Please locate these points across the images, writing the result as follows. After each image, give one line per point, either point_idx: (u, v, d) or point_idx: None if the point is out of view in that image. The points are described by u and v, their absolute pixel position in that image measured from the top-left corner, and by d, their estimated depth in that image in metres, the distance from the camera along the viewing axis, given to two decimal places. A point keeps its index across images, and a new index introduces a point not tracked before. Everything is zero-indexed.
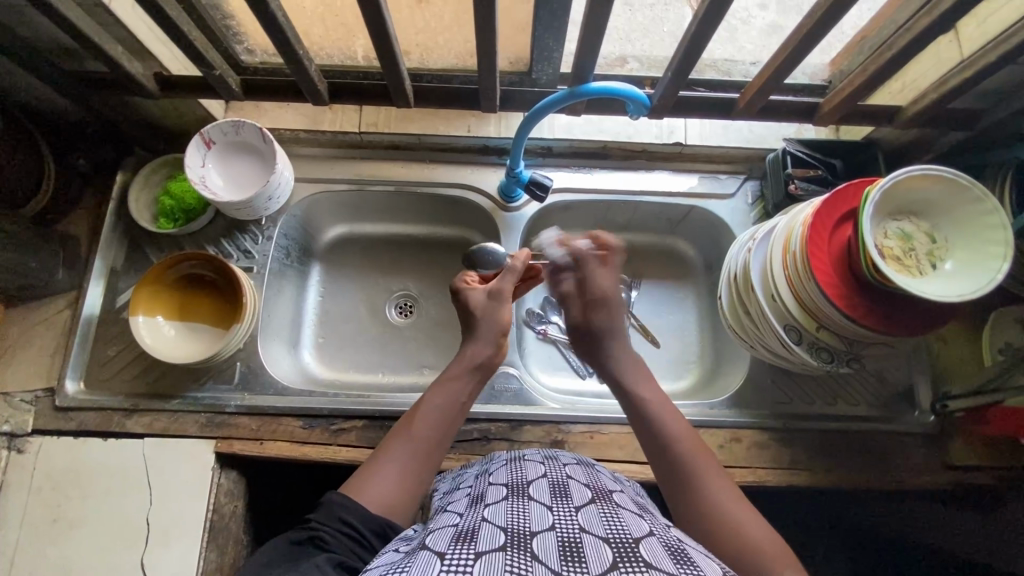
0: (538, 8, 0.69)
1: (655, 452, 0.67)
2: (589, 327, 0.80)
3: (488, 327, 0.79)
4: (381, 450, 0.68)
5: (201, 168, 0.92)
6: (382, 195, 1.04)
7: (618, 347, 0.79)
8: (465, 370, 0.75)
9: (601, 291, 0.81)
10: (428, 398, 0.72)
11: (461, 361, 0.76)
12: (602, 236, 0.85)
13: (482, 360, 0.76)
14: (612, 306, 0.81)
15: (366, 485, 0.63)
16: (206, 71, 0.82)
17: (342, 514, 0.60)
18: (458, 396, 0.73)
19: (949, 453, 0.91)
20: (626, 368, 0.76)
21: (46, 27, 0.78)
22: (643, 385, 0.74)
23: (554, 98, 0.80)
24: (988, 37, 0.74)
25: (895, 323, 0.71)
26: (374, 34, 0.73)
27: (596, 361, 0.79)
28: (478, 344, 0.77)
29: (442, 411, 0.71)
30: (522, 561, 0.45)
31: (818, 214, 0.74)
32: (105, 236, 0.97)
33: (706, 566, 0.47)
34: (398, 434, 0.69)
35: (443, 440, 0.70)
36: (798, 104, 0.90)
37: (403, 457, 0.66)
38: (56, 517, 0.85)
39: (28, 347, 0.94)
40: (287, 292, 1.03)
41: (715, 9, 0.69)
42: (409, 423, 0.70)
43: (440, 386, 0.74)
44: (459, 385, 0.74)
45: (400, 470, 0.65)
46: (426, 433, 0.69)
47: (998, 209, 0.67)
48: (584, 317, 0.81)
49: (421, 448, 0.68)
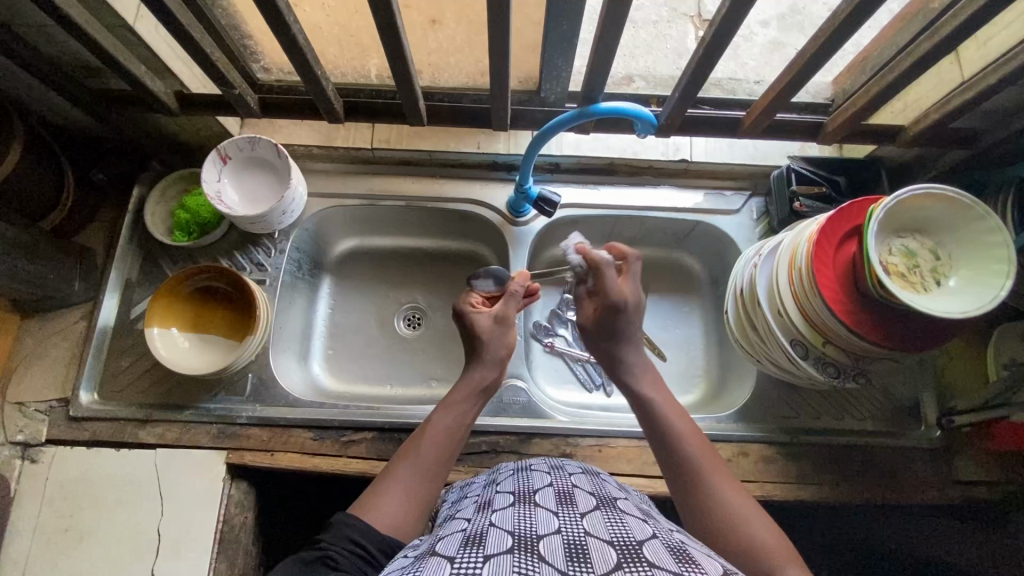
0: (549, 31, 0.72)
1: (664, 452, 0.68)
2: (606, 328, 0.79)
3: (495, 352, 0.79)
4: (391, 469, 0.69)
5: (218, 183, 0.94)
6: (392, 209, 1.06)
7: (632, 351, 0.79)
8: (472, 394, 0.76)
9: (618, 297, 0.78)
10: (436, 419, 0.73)
11: (468, 384, 0.77)
12: (619, 247, 0.83)
13: (488, 383, 0.78)
14: (630, 311, 0.78)
15: (376, 505, 0.64)
16: (226, 90, 0.85)
17: (351, 535, 0.60)
18: (463, 419, 0.74)
19: (957, 470, 0.91)
20: (639, 371, 0.77)
21: (71, 46, 0.81)
22: (651, 386, 0.75)
23: (565, 117, 0.82)
24: (988, 60, 0.77)
25: (902, 338, 0.72)
26: (390, 56, 0.75)
27: (612, 363, 0.79)
28: (486, 367, 0.78)
29: (449, 432, 0.72)
30: (529, 563, 0.45)
31: (822, 231, 0.75)
32: (122, 249, 0.99)
33: (709, 565, 0.47)
34: (407, 454, 0.70)
35: (449, 461, 0.71)
36: (803, 123, 0.92)
37: (412, 479, 0.67)
38: (68, 527, 0.85)
39: (42, 358, 0.95)
40: (298, 304, 1.05)
41: (721, 34, 0.71)
42: (417, 443, 0.71)
43: (447, 407, 0.75)
44: (466, 407, 0.75)
45: (409, 491, 0.66)
46: (433, 454, 0.70)
47: (1002, 228, 0.69)
48: (601, 322, 0.79)
49: (428, 469, 0.68)
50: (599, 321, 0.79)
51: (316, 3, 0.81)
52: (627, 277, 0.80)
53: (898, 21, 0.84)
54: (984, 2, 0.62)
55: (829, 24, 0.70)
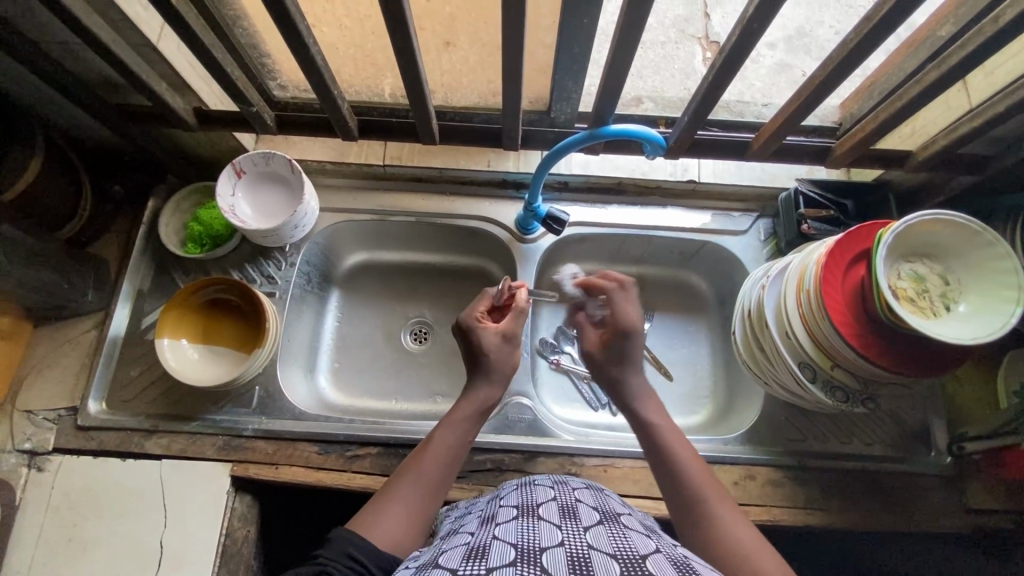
0: (561, 54, 0.73)
1: (667, 481, 0.68)
2: (612, 352, 0.80)
3: (497, 369, 0.79)
4: (392, 483, 0.68)
5: (232, 197, 0.96)
6: (403, 225, 1.08)
7: (636, 375, 0.79)
8: (474, 413, 0.76)
9: (628, 322, 0.80)
10: (439, 435, 0.72)
11: (472, 402, 0.76)
12: (614, 273, 0.85)
13: (491, 403, 0.77)
14: (639, 337, 0.80)
15: (376, 520, 0.63)
16: (244, 108, 0.86)
17: (352, 550, 0.59)
18: (465, 436, 0.74)
19: (968, 497, 0.90)
20: (642, 395, 0.77)
21: (96, 62, 0.83)
22: (656, 412, 0.75)
23: (575, 138, 0.83)
24: (996, 89, 0.78)
25: (905, 363, 0.71)
26: (407, 76, 0.77)
27: (614, 386, 0.79)
28: (492, 388, 0.78)
29: (451, 450, 0.72)
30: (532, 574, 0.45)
31: (830, 253, 0.75)
32: (135, 260, 1.00)
33: None
34: (408, 469, 0.69)
35: (448, 479, 0.70)
36: (810, 147, 0.93)
37: (412, 498, 0.66)
38: (72, 537, 0.85)
39: (53, 366, 0.96)
40: (306, 317, 1.06)
41: (731, 61, 0.72)
42: (418, 458, 0.70)
43: (450, 424, 0.74)
44: (467, 425, 0.75)
45: (410, 508, 0.65)
46: (435, 470, 0.69)
47: (1011, 253, 0.69)
48: (611, 348, 0.80)
49: (430, 486, 0.68)
50: (609, 348, 0.80)
51: (333, 23, 0.82)
52: (630, 302, 0.82)
53: (905, 49, 0.85)
54: (991, 35, 0.63)
55: (838, 53, 0.71)
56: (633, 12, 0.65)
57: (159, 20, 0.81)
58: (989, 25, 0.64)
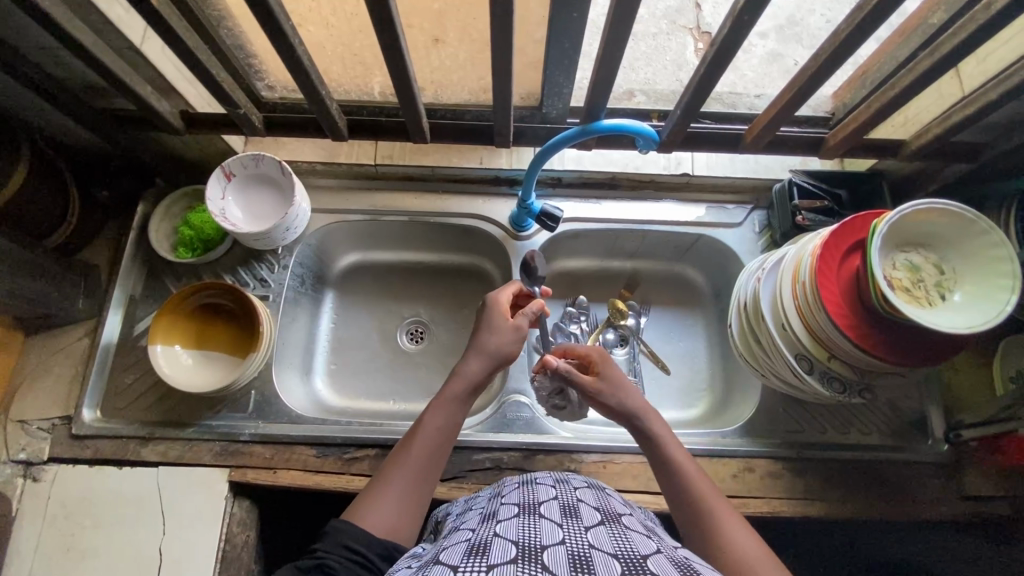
0: (551, 49, 0.72)
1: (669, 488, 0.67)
2: (603, 376, 0.77)
3: (496, 355, 0.78)
4: (382, 471, 0.68)
5: (221, 200, 0.95)
6: (396, 224, 1.07)
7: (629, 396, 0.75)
8: (463, 392, 0.74)
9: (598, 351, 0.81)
10: (428, 418, 0.72)
11: (461, 382, 0.75)
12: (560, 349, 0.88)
13: (479, 380, 0.76)
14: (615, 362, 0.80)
15: (368, 508, 0.64)
16: (231, 110, 0.85)
17: (346, 540, 0.59)
18: (455, 417, 0.73)
19: (965, 484, 0.90)
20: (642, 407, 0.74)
21: (76, 66, 0.82)
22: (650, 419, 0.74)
23: (566, 135, 0.82)
24: (987, 76, 0.78)
25: (892, 352, 0.71)
26: (395, 75, 0.76)
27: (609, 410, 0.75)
28: (481, 368, 0.76)
29: (440, 433, 0.71)
30: (532, 572, 0.45)
31: (826, 244, 0.75)
32: (126, 266, 0.99)
33: None
34: (399, 455, 0.69)
35: (439, 463, 0.70)
36: (805, 137, 0.92)
37: (403, 483, 0.66)
38: (69, 547, 0.85)
39: (46, 376, 0.95)
40: (301, 319, 1.05)
41: (723, 54, 0.72)
42: (408, 446, 0.69)
43: (438, 406, 0.73)
44: (457, 405, 0.73)
45: (402, 494, 0.65)
46: (424, 455, 0.69)
47: (1005, 242, 0.69)
48: (602, 371, 0.77)
49: (418, 471, 0.67)
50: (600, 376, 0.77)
51: (320, 21, 0.81)
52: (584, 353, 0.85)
53: (896, 37, 0.85)
54: (983, 22, 0.63)
55: (829, 43, 0.70)
56: (622, 6, 0.64)
57: (142, 23, 0.79)
58: (981, 12, 0.64)
